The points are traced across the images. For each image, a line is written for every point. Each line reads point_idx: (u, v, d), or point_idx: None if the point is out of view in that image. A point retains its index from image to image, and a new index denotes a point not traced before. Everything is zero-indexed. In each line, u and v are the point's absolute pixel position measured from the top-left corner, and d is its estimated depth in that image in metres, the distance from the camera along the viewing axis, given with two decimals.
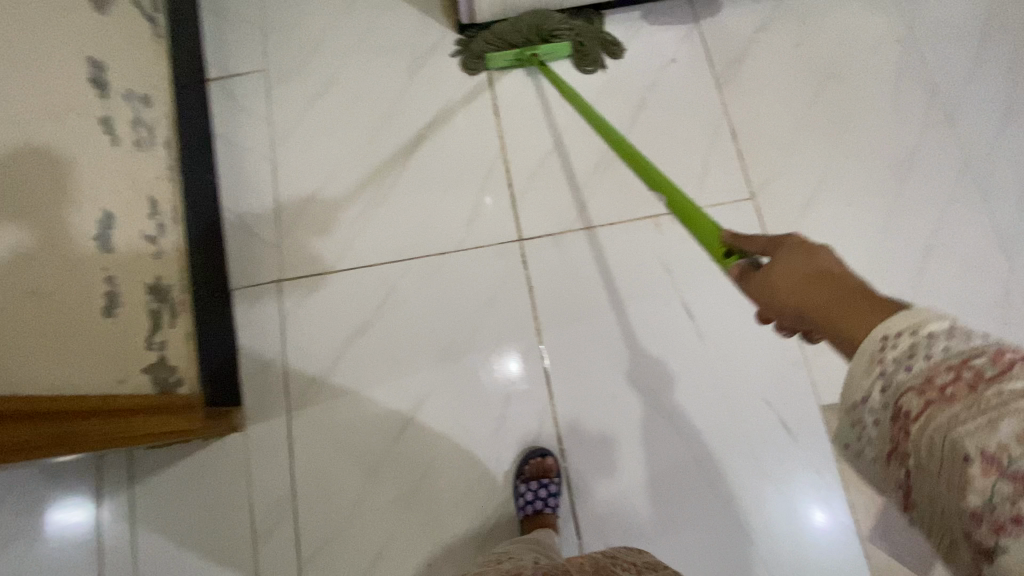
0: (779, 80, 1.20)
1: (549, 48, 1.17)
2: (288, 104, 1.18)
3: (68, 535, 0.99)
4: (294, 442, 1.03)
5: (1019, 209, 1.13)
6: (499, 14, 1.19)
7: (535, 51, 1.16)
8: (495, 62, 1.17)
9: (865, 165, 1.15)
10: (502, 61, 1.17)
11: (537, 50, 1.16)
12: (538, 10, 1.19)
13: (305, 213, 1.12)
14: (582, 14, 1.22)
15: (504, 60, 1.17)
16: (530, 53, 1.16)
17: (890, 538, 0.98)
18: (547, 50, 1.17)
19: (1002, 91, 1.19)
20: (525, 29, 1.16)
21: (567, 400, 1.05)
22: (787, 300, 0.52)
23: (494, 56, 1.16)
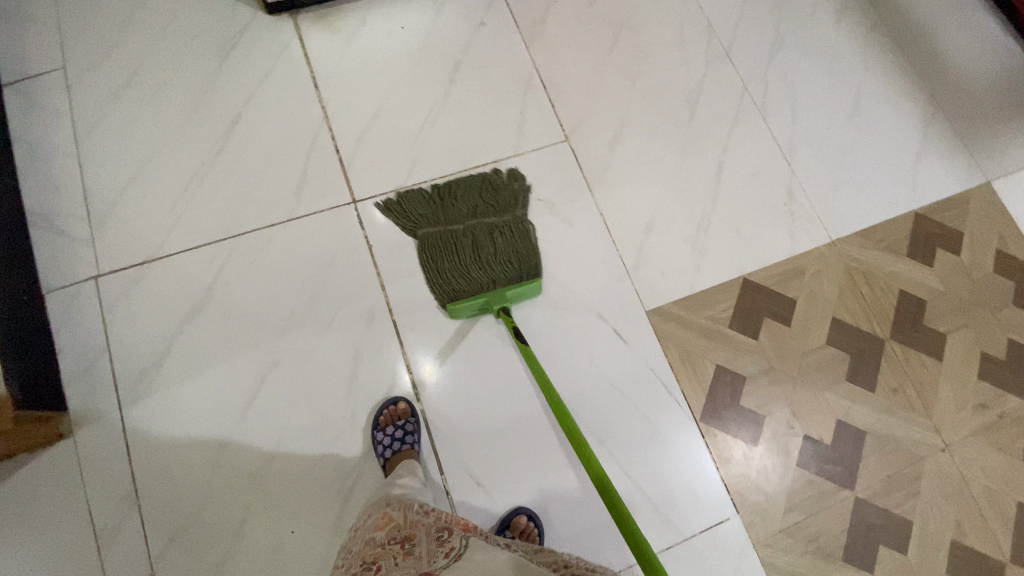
0: (579, 35, 1.31)
1: (518, 293, 1.07)
2: (92, 98, 1.14)
3: None
4: (131, 437, 0.98)
5: (792, 121, 1.30)
6: (442, 276, 1.08)
7: (502, 303, 1.06)
8: (462, 313, 1.07)
9: (663, 101, 1.28)
10: (467, 311, 1.07)
11: (504, 298, 1.06)
12: (487, 235, 1.09)
13: (120, 205, 1.08)
14: (499, 207, 1.14)
15: (471, 310, 1.07)
16: (499, 305, 1.06)
17: (722, 416, 1.08)
18: (515, 295, 1.07)
19: (767, 27, 1.37)
20: (483, 276, 1.07)
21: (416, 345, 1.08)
22: None
23: (457, 309, 1.06)
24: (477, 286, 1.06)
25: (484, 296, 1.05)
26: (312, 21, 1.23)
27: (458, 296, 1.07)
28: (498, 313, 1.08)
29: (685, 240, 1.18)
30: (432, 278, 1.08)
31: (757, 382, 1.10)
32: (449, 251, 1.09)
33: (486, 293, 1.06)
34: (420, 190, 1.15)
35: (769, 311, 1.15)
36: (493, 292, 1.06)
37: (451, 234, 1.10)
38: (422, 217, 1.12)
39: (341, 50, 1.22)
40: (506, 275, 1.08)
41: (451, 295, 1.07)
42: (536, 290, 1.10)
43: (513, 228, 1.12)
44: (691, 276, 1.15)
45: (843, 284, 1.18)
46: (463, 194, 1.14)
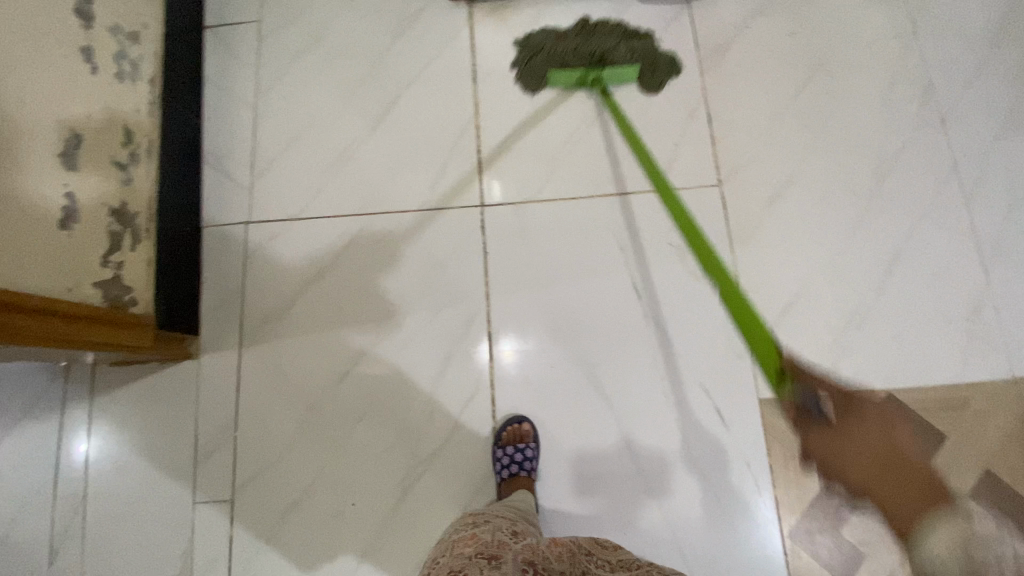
0: (765, 70, 1.17)
1: (616, 73, 1.13)
2: (276, 55, 1.22)
3: (37, 424, 1.07)
4: (242, 375, 1.08)
5: (1004, 221, 1.07)
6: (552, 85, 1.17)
7: (599, 77, 1.13)
8: (557, 83, 1.15)
9: (844, 165, 1.11)
10: (565, 80, 1.15)
11: (600, 74, 1.13)
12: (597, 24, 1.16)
13: (277, 161, 1.17)
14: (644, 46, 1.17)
15: (568, 82, 1.15)
16: (593, 77, 1.13)
17: (812, 538, 0.96)
18: (612, 75, 1.13)
19: (1005, 99, 1.13)
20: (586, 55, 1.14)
21: (511, 355, 1.07)
22: (856, 479, 0.62)
23: (557, 76, 1.14)
24: (577, 60, 1.13)
25: (582, 70, 1.12)
26: (487, 11, 1.21)
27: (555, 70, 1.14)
28: (593, 88, 1.15)
29: (825, 331, 1.03)
30: (537, 60, 1.16)
31: (866, 514, 0.96)
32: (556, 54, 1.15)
33: (587, 68, 1.13)
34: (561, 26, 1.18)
35: None
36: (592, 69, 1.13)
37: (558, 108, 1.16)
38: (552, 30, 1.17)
39: (507, 45, 1.19)
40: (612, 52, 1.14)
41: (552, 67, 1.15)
42: (631, 79, 1.16)
43: (641, 53, 1.16)
44: (821, 373, 1.01)
45: (1015, 435, 0.98)
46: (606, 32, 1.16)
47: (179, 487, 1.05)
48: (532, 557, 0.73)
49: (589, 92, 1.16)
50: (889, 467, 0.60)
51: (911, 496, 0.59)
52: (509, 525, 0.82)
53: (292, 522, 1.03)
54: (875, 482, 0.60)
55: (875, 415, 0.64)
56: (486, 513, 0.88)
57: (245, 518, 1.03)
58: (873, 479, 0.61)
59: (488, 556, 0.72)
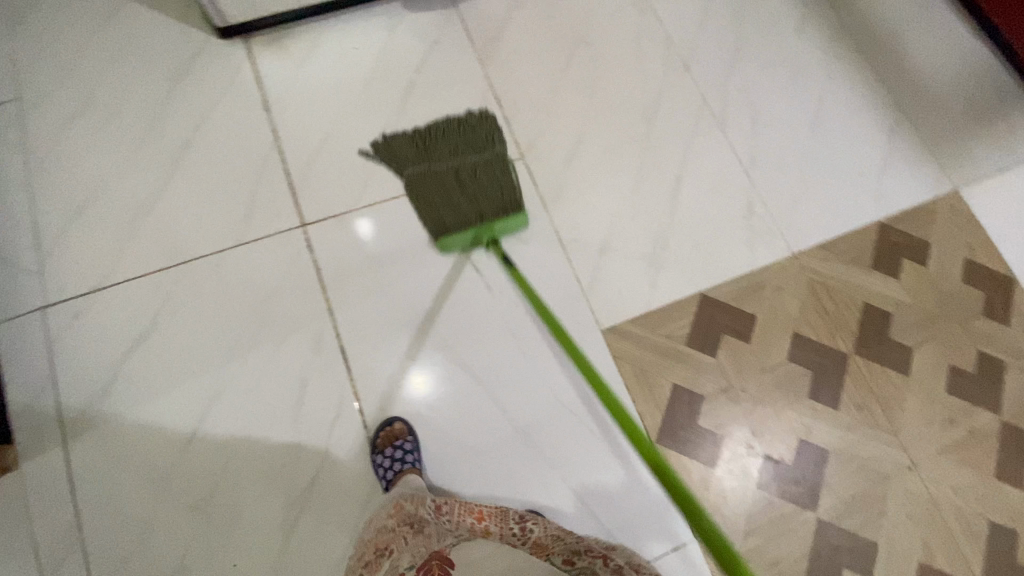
0: (535, 51, 1.30)
1: (505, 226, 1.10)
2: (43, 129, 1.14)
3: None
4: (75, 469, 0.97)
5: (752, 133, 1.28)
6: (421, 164, 1.16)
7: (491, 235, 1.10)
8: (454, 247, 1.10)
9: (620, 116, 1.27)
10: (460, 245, 1.10)
11: (492, 231, 1.10)
12: (469, 173, 1.13)
13: (68, 235, 1.08)
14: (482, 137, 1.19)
15: (463, 243, 1.10)
16: (488, 238, 1.10)
17: (678, 437, 1.05)
18: (503, 229, 1.10)
19: (727, 38, 1.36)
20: (474, 213, 1.10)
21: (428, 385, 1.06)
22: None
23: (450, 242, 1.09)
24: (466, 221, 1.09)
25: (474, 231, 1.08)
26: (265, 43, 1.23)
27: (450, 232, 1.09)
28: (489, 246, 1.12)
29: (640, 257, 1.16)
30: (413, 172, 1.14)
31: (715, 401, 1.08)
32: (431, 187, 1.13)
33: (477, 227, 1.09)
34: (403, 131, 1.20)
35: (728, 328, 1.12)
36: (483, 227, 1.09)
37: (434, 173, 1.14)
38: (407, 157, 1.17)
39: (293, 72, 1.21)
40: (492, 205, 1.11)
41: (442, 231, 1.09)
42: (520, 227, 1.12)
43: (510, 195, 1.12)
44: (646, 294, 1.13)
45: (806, 298, 1.15)
46: (442, 134, 1.19)
47: None
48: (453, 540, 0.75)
49: (485, 251, 1.14)
50: None
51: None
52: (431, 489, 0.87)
53: None
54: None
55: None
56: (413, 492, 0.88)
57: None
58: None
59: (409, 523, 0.80)
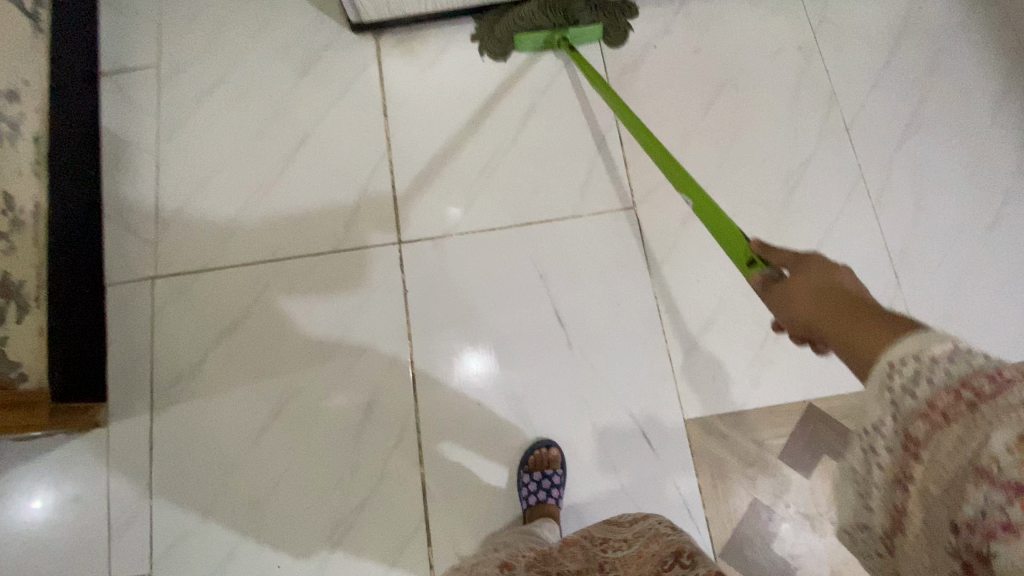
0: (673, 89, 1.18)
1: (581, 32, 1.15)
2: (178, 101, 1.18)
3: None
4: (156, 440, 1.04)
5: (910, 223, 1.10)
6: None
7: (565, 35, 1.13)
8: (527, 46, 1.16)
9: (755, 179, 1.13)
10: (532, 44, 1.16)
11: (568, 34, 1.14)
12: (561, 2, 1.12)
13: (183, 211, 1.13)
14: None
15: (536, 45, 1.16)
16: (563, 40, 1.14)
17: (745, 557, 0.96)
18: (578, 34, 1.15)
19: (905, 104, 1.16)
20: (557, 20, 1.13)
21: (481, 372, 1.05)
22: (799, 313, 0.57)
23: (523, 40, 1.15)
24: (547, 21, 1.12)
25: (549, 32, 1.13)
26: (394, 43, 1.18)
27: (525, 31, 1.14)
28: (560, 48, 1.16)
29: (746, 346, 1.04)
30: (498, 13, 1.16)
31: (796, 527, 0.97)
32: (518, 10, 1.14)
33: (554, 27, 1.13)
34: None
35: (831, 449, 0.99)
36: (558, 29, 1.13)
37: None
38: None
39: (416, 76, 1.17)
40: (575, 10, 1.13)
41: (518, 30, 1.14)
42: (595, 39, 1.18)
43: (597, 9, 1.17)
44: (745, 388, 1.02)
45: None
46: None
47: (91, 566, 0.99)
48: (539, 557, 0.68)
49: (556, 53, 1.18)
50: (842, 313, 0.52)
51: (835, 322, 0.52)
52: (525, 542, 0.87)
53: None
54: (842, 327, 0.50)
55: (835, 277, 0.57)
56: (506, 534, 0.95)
57: None
58: (810, 314, 0.55)
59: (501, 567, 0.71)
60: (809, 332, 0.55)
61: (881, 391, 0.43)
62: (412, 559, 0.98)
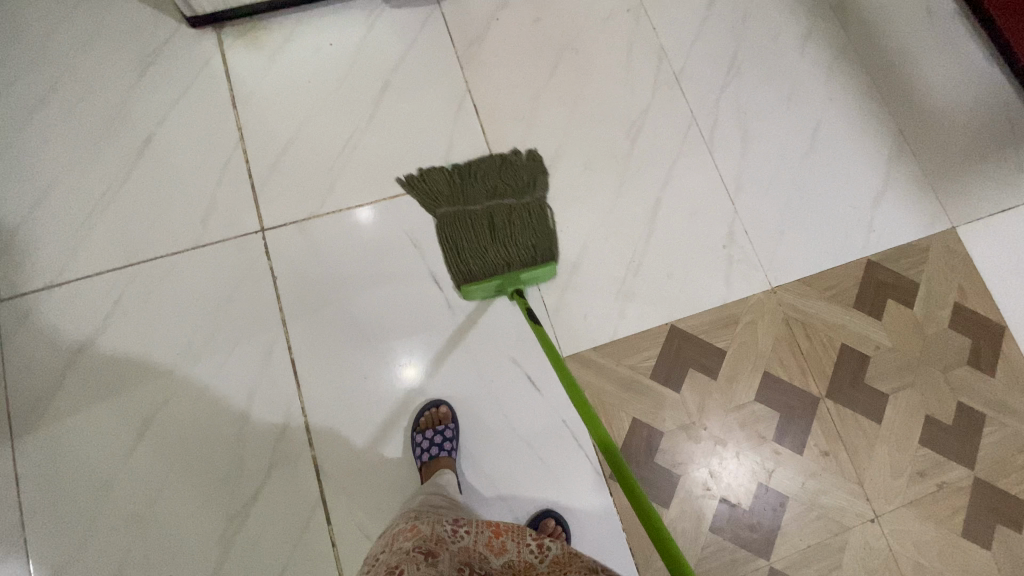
0: (519, 57, 1.24)
1: (531, 276, 1.06)
2: (5, 116, 1.11)
3: None
4: (19, 469, 0.97)
5: (741, 155, 1.22)
6: (457, 216, 1.10)
7: (517, 284, 1.05)
8: (474, 296, 1.07)
9: (603, 133, 1.21)
10: (482, 293, 1.07)
11: (519, 281, 1.05)
12: (503, 219, 1.08)
13: (24, 227, 1.06)
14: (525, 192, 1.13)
15: (484, 294, 1.07)
16: (513, 288, 1.05)
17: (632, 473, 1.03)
18: (528, 279, 1.06)
19: (724, 52, 1.29)
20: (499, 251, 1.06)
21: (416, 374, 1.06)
22: None
23: (470, 290, 1.06)
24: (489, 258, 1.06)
25: (500, 278, 1.04)
26: (237, 36, 1.18)
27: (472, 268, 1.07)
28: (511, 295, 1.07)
29: (611, 283, 1.11)
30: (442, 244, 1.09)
31: (674, 438, 1.04)
32: (461, 233, 1.09)
33: (504, 275, 1.05)
34: (441, 168, 1.15)
35: (695, 363, 1.08)
36: (507, 276, 1.05)
37: (469, 214, 1.09)
38: (444, 217, 1.10)
39: (264, 67, 1.17)
40: (519, 255, 1.07)
41: (467, 272, 1.07)
42: (552, 275, 1.08)
43: (531, 212, 1.11)
44: (613, 321, 1.09)
45: (780, 337, 1.11)
46: (481, 173, 1.14)
47: None
48: (468, 558, 0.76)
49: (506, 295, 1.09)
50: None
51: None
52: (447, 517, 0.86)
53: None
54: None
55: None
56: (421, 507, 0.90)
57: None
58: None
59: (425, 552, 0.73)
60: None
61: None
62: (315, 539, 0.98)
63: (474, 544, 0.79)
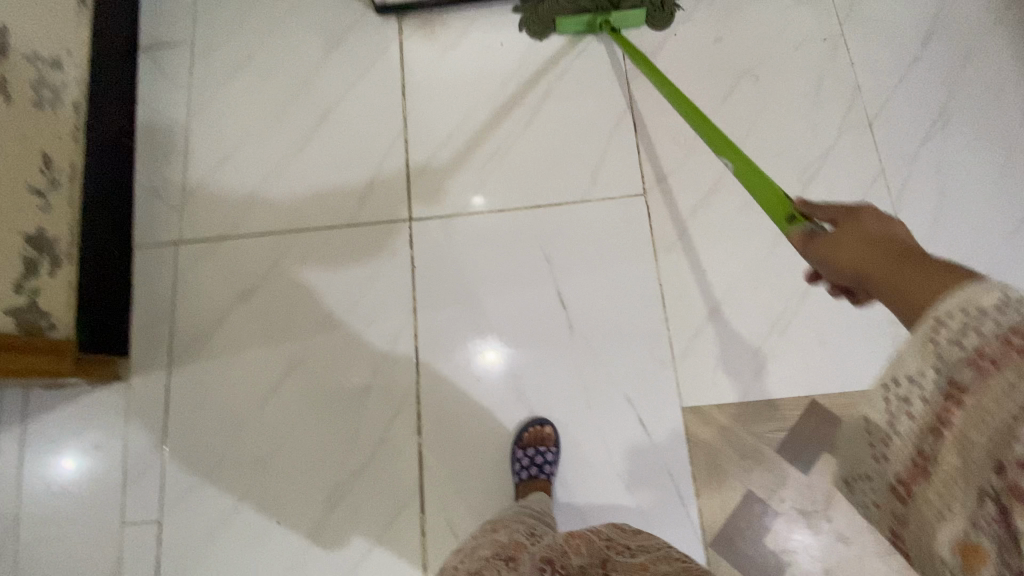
0: (692, 77, 1.17)
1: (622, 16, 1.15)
2: (209, 76, 1.23)
3: None
4: (171, 396, 1.09)
5: (931, 222, 1.06)
6: None
7: (607, 19, 1.15)
8: (566, 29, 1.17)
9: (771, 171, 1.11)
10: (575, 27, 1.17)
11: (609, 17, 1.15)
12: None
13: (208, 180, 1.18)
14: None
15: (575, 27, 1.17)
16: (604, 22, 1.15)
17: (735, 548, 0.95)
18: (621, 17, 1.15)
19: (934, 98, 1.12)
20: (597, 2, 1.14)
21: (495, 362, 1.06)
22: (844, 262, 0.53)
23: (563, 21, 1.15)
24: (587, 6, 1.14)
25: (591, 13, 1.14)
26: (417, 25, 1.21)
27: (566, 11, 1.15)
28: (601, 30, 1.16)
29: (750, 338, 1.03)
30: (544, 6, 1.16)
31: (790, 523, 0.95)
32: None
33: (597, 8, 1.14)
34: None
35: (831, 447, 0.97)
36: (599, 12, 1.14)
37: None
38: None
39: (435, 58, 1.19)
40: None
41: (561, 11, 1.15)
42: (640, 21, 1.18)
43: None
44: (745, 380, 1.01)
45: None
46: None
47: (106, 511, 1.05)
48: (549, 555, 0.70)
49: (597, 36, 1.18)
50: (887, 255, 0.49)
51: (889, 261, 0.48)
52: (526, 526, 0.83)
53: (218, 543, 1.03)
54: (889, 271, 0.46)
55: (870, 225, 0.54)
56: (505, 517, 0.87)
57: (172, 538, 1.03)
58: (862, 257, 0.51)
59: (506, 559, 0.71)
60: (858, 277, 0.51)
61: (930, 345, 0.38)
62: (405, 525, 1.01)
63: (551, 544, 0.74)
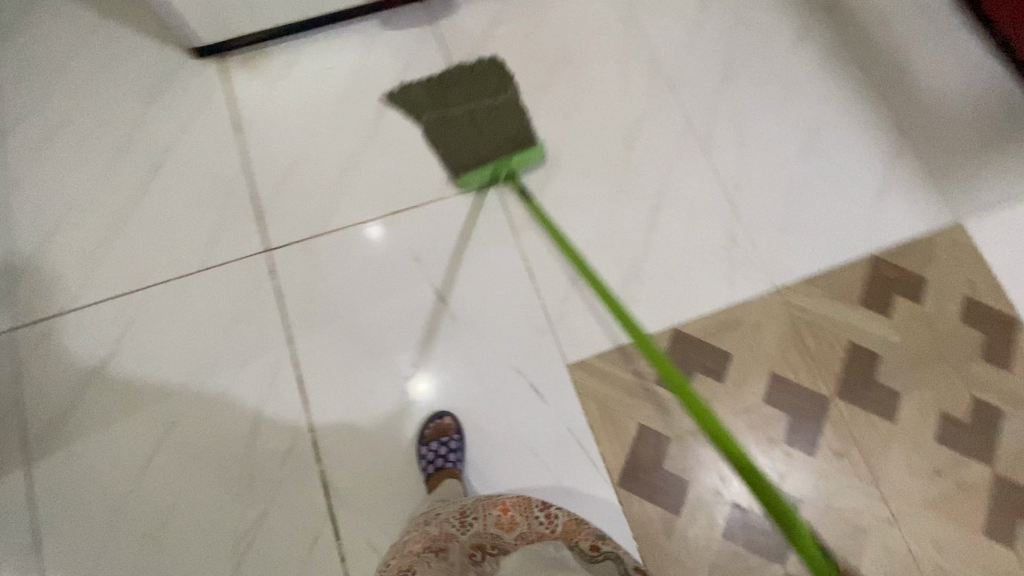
0: (513, 70, 1.26)
1: (523, 159, 1.13)
2: (21, 148, 1.16)
3: None
4: (35, 492, 0.99)
5: (738, 157, 1.22)
6: (443, 134, 1.18)
7: (509, 169, 1.14)
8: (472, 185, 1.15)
9: (599, 141, 1.22)
10: (478, 181, 1.14)
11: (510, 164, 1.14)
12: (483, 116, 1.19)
13: (39, 255, 1.10)
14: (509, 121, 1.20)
15: (480, 181, 1.14)
16: (506, 172, 1.14)
17: (640, 479, 1.01)
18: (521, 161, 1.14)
19: (718, 55, 1.30)
20: (494, 156, 1.16)
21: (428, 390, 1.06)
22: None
23: (467, 178, 1.13)
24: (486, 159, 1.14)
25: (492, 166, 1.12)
26: (240, 63, 1.22)
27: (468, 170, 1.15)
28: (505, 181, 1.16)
29: (613, 289, 1.12)
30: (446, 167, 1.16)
31: (681, 442, 1.04)
32: (456, 155, 1.17)
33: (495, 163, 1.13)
34: (427, 122, 1.20)
35: (700, 367, 1.07)
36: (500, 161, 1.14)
37: (451, 119, 1.19)
38: (439, 146, 1.18)
39: (265, 91, 1.20)
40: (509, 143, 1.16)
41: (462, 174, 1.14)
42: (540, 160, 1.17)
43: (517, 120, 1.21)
44: (616, 327, 1.09)
45: (786, 337, 1.10)
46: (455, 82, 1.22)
47: None
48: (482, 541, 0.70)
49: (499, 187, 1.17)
50: None
51: None
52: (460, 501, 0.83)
53: None
54: None
55: None
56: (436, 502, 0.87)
57: None
58: None
59: (436, 547, 0.71)
60: None
61: None
62: (324, 553, 0.98)
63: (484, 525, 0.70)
